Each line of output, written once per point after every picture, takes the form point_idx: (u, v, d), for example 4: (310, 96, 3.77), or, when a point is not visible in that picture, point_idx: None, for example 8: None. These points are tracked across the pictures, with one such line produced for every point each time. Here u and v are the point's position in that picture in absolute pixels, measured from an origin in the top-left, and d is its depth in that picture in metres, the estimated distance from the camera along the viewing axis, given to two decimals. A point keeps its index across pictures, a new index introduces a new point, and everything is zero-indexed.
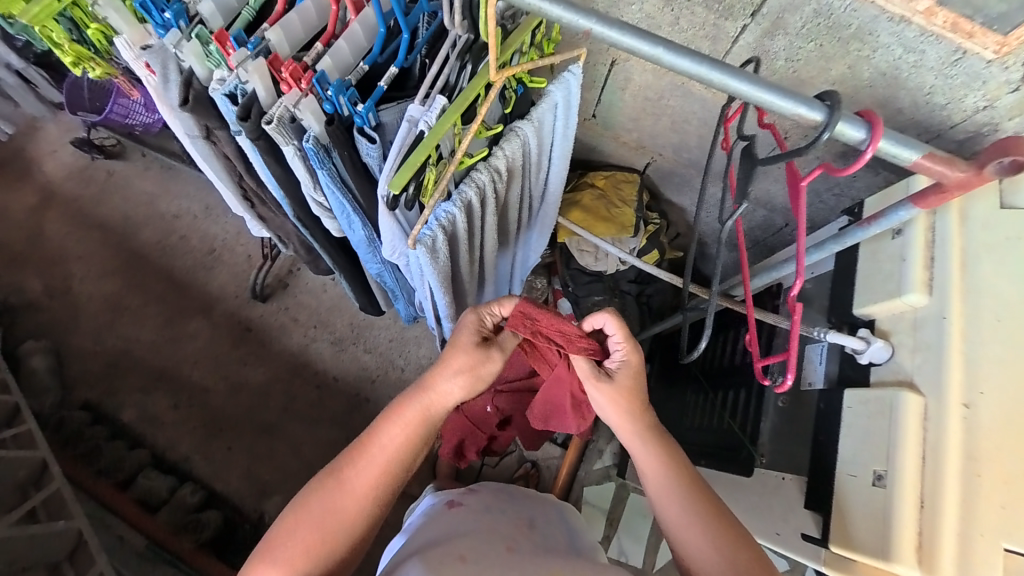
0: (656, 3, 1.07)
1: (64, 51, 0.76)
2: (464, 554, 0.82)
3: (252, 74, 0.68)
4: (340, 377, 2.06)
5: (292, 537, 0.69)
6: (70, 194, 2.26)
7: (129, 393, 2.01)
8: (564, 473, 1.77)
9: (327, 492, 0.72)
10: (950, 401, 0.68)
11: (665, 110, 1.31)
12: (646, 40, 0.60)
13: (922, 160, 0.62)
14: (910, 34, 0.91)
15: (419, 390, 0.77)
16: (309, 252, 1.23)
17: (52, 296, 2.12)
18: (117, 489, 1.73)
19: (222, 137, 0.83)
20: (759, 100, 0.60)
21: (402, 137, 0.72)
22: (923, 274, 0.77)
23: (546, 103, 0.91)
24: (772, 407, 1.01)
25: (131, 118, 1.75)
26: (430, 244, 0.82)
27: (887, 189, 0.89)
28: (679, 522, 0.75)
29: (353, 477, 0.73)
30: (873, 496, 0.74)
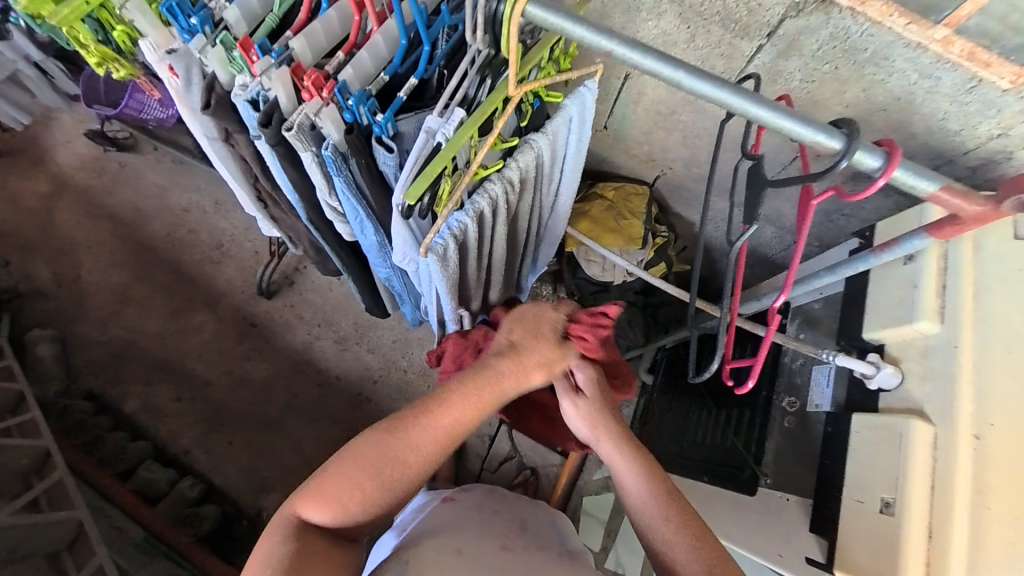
0: (672, 21, 1.07)
1: (90, 52, 0.77)
2: (459, 547, 0.82)
3: (275, 82, 0.70)
4: (342, 375, 2.06)
5: (345, 481, 0.68)
6: (82, 184, 2.28)
7: (132, 383, 2.02)
8: (564, 482, 1.76)
9: (389, 443, 0.70)
10: (960, 431, 0.68)
11: (677, 124, 1.32)
12: (667, 63, 0.61)
13: (938, 193, 0.61)
14: (926, 60, 0.92)
15: (496, 370, 0.77)
16: (318, 253, 1.23)
17: (61, 284, 2.14)
18: (117, 480, 1.74)
19: (241, 140, 0.84)
20: (777, 126, 0.61)
21: (419, 148, 0.73)
22: (934, 302, 0.77)
23: (562, 117, 0.92)
24: (779, 426, 1.02)
25: (146, 112, 1.77)
26: (441, 253, 0.82)
27: (899, 215, 0.91)
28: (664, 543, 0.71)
29: (417, 435, 0.70)
30: (879, 523, 0.74)
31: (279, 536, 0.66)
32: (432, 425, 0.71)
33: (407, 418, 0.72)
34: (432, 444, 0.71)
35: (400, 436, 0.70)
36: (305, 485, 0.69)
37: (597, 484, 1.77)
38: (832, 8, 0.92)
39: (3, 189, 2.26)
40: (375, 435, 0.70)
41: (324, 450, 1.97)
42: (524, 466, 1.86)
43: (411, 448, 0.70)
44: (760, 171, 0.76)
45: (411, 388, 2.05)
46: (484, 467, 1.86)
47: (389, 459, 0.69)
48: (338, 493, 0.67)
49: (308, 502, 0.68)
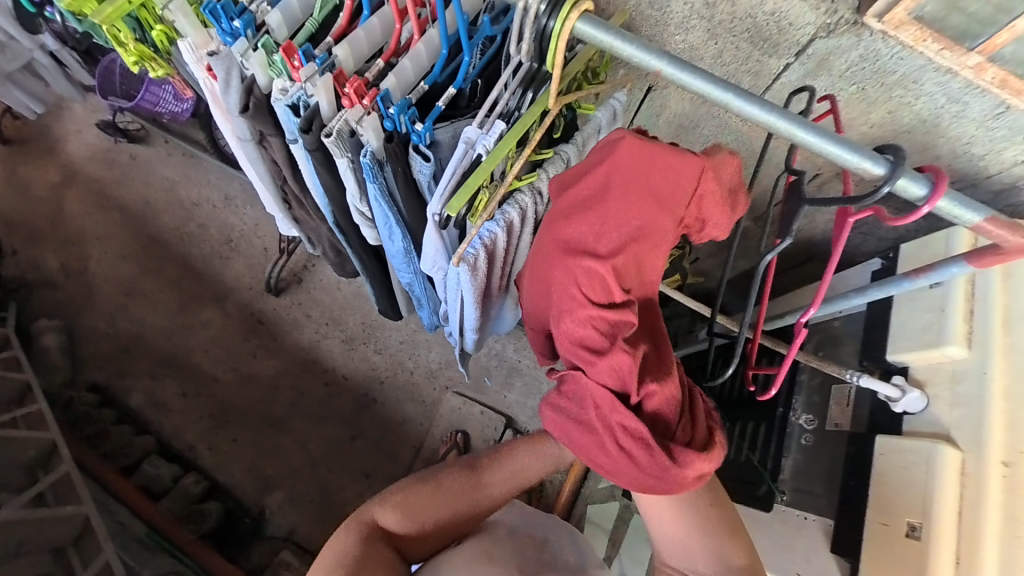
0: (701, 36, 1.07)
1: (128, 50, 0.75)
2: (487, 553, 0.85)
3: (320, 89, 0.70)
4: (349, 376, 2.05)
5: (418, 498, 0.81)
6: (92, 175, 2.27)
7: (138, 377, 2.01)
8: (568, 491, 1.77)
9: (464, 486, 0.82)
10: (991, 458, 0.71)
11: (699, 138, 1.32)
12: (717, 84, 0.61)
13: (983, 224, 0.61)
14: (956, 86, 0.92)
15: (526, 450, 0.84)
16: (338, 255, 1.23)
17: (68, 275, 2.13)
18: (122, 475, 1.73)
19: (274, 143, 0.85)
20: (825, 152, 0.61)
21: (458, 160, 0.74)
22: (964, 327, 0.79)
23: (591, 128, 0.92)
24: (796, 442, 1.02)
25: (161, 106, 1.75)
26: (473, 262, 0.82)
27: (927, 238, 0.93)
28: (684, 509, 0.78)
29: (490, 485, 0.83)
30: (908, 548, 0.75)
31: (355, 535, 0.79)
32: (500, 480, 0.84)
33: (488, 477, 0.84)
34: (499, 497, 0.85)
35: (477, 488, 0.83)
36: (392, 498, 0.81)
37: (602, 493, 1.74)
38: (864, 30, 0.92)
39: (13, 177, 2.26)
40: (453, 475, 0.83)
41: (329, 451, 1.96)
42: None
43: (479, 499, 0.83)
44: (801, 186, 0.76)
45: (417, 390, 2.04)
46: None
47: (464, 500, 0.82)
48: (413, 517, 0.81)
49: (386, 510, 0.81)
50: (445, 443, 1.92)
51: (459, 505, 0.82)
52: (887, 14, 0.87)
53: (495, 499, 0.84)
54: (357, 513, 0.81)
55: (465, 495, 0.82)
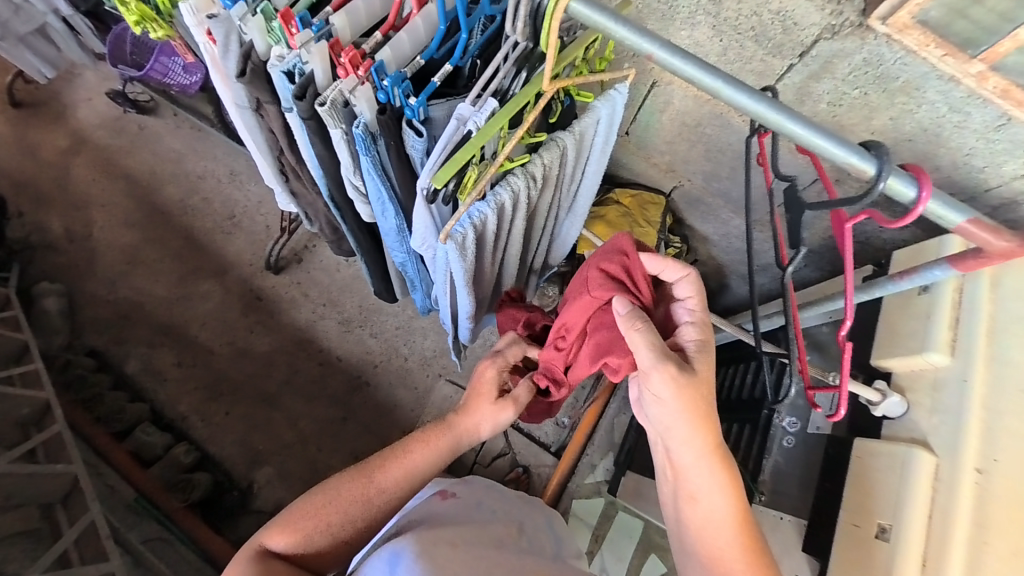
0: (706, 32, 1.06)
1: (129, 9, 0.79)
2: (455, 542, 0.80)
3: (314, 56, 0.71)
4: (344, 357, 2.06)
5: (308, 515, 0.79)
6: (101, 142, 2.29)
7: (134, 344, 2.04)
8: (554, 482, 1.69)
9: (355, 484, 0.82)
10: (965, 465, 0.70)
11: (701, 137, 1.32)
12: (707, 71, 0.61)
13: (967, 225, 0.62)
14: (958, 95, 0.92)
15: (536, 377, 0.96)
16: (334, 232, 1.23)
17: (72, 240, 2.15)
18: (114, 439, 1.75)
19: (270, 111, 0.85)
20: (812, 146, 0.61)
21: (449, 134, 0.74)
22: (948, 335, 0.79)
23: (590, 118, 0.92)
24: (778, 444, 1.01)
25: (170, 77, 1.70)
26: (461, 241, 0.82)
27: (920, 246, 0.92)
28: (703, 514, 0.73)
29: (381, 477, 0.84)
30: (875, 550, 0.75)
31: (242, 560, 0.75)
32: (405, 475, 0.85)
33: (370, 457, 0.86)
34: (394, 492, 0.85)
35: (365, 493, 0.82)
36: (274, 516, 0.80)
37: (588, 488, 1.69)
38: (869, 33, 0.91)
39: (23, 140, 2.28)
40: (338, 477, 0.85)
41: (320, 429, 1.97)
42: (516, 463, 1.82)
43: (360, 509, 0.82)
44: (797, 191, 0.72)
45: (411, 376, 2.03)
46: (478, 462, 1.84)
47: (352, 508, 0.81)
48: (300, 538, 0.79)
49: (273, 531, 0.79)
50: None
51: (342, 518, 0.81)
52: (891, 17, 0.87)
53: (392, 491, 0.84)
54: (245, 543, 0.78)
55: (354, 506, 0.82)
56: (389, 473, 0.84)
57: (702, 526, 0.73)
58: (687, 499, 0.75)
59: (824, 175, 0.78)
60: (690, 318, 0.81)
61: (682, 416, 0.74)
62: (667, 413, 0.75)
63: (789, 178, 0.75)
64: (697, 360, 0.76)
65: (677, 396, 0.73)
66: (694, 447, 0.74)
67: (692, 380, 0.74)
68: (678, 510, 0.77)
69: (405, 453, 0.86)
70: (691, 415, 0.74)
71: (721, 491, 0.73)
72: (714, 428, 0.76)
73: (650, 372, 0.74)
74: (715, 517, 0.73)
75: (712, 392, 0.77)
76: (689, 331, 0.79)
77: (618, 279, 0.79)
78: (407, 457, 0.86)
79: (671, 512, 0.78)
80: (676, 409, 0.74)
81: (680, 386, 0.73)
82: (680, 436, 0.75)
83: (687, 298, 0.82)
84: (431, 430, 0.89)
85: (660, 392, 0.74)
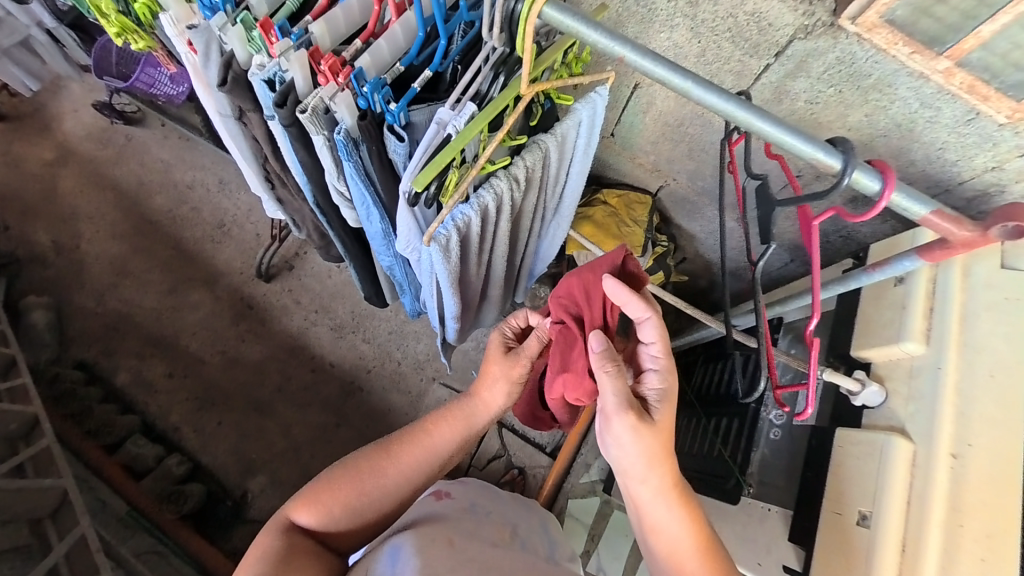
0: (685, 33, 1.08)
1: (110, 21, 0.80)
2: (451, 539, 0.81)
3: (293, 63, 0.72)
4: (336, 363, 2.06)
5: (332, 491, 0.80)
6: (87, 154, 2.28)
7: (124, 356, 2.02)
8: (550, 482, 1.72)
9: (376, 463, 0.82)
10: (939, 449, 0.72)
11: (684, 136, 1.34)
12: (677, 72, 0.62)
13: (930, 216, 0.65)
14: (929, 91, 0.94)
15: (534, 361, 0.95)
16: (322, 238, 1.23)
17: (59, 252, 2.14)
18: (105, 453, 1.73)
19: (254, 119, 0.86)
20: (781, 143, 0.63)
21: (430, 138, 0.76)
22: (922, 323, 0.81)
23: (571, 120, 0.93)
24: (765, 437, 1.03)
25: (156, 87, 1.70)
26: (444, 243, 0.83)
27: (893, 239, 0.94)
28: (668, 548, 0.75)
29: (402, 453, 0.83)
30: (857, 536, 0.76)
31: (270, 531, 0.77)
32: (428, 454, 0.85)
33: (392, 435, 0.86)
34: (411, 476, 0.83)
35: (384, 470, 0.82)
36: (302, 491, 0.81)
37: (583, 488, 1.70)
38: (840, 33, 0.93)
39: (8, 153, 2.26)
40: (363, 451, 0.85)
41: (314, 436, 1.96)
42: (511, 465, 1.83)
43: (381, 486, 0.81)
44: (767, 189, 0.75)
45: (404, 380, 2.03)
46: (473, 464, 1.85)
47: (370, 485, 0.81)
48: (320, 512, 0.79)
49: (299, 507, 0.79)
50: None
51: (365, 493, 0.81)
52: (860, 16, 0.89)
53: (408, 472, 0.83)
54: (272, 519, 0.79)
55: (372, 485, 0.81)
56: (410, 450, 0.84)
57: (668, 558, 0.75)
58: (649, 531, 0.77)
59: (791, 178, 0.84)
60: (655, 363, 0.79)
61: (645, 458, 0.74)
62: (627, 453, 0.75)
63: (760, 177, 0.77)
64: (660, 407, 0.77)
65: (639, 438, 0.74)
66: (656, 485, 0.75)
67: (653, 423, 0.75)
68: (647, 542, 0.78)
69: (426, 432, 0.85)
70: (655, 454, 0.74)
71: (680, 524, 0.74)
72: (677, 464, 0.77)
73: (613, 416, 0.74)
74: (677, 550, 0.74)
75: (673, 433, 0.78)
76: (653, 379, 0.79)
77: (578, 299, 0.81)
78: (430, 437, 0.85)
79: (642, 543, 0.80)
80: (636, 455, 0.74)
81: (641, 433, 0.74)
82: (641, 477, 0.75)
83: (653, 342, 0.79)
84: (450, 406, 0.89)
85: (621, 434, 0.74)
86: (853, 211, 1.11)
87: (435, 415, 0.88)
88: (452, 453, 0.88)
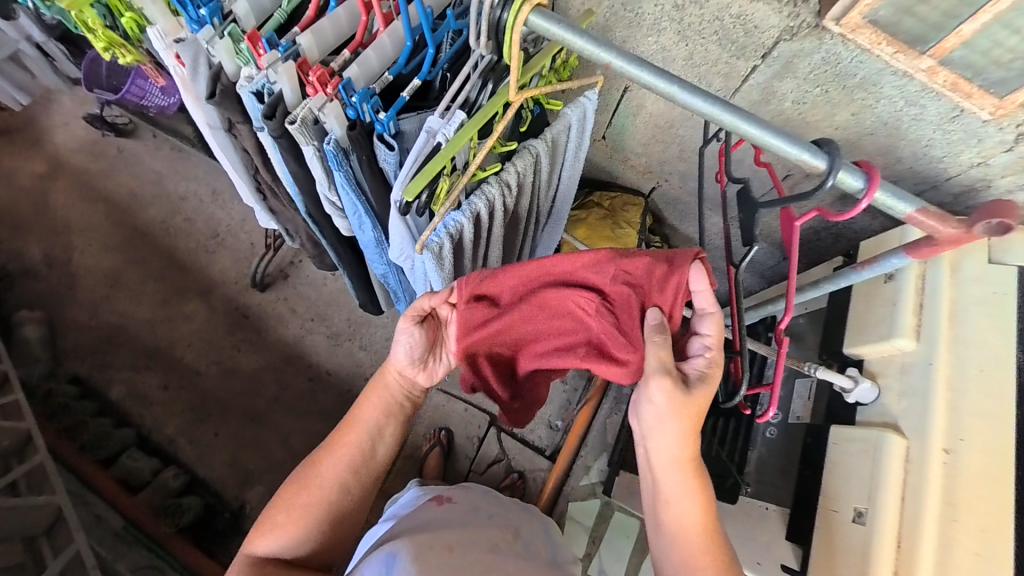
0: (672, 37, 1.09)
1: (97, 36, 0.79)
2: (451, 545, 0.80)
3: (282, 75, 0.73)
4: (333, 371, 2.05)
5: (280, 508, 0.80)
6: (78, 167, 2.27)
7: (119, 369, 2.00)
8: (550, 485, 1.70)
9: (310, 464, 0.82)
10: (933, 445, 0.73)
11: (674, 138, 1.34)
12: (663, 77, 0.63)
13: (915, 214, 0.66)
14: (914, 89, 0.95)
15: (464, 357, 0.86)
16: (316, 247, 1.23)
17: (52, 266, 2.12)
18: (100, 467, 1.71)
19: (243, 130, 0.86)
20: (766, 145, 0.63)
21: (420, 147, 0.76)
22: (913, 320, 0.81)
23: (561, 124, 0.93)
24: (761, 436, 1.04)
25: (147, 99, 1.69)
26: (437, 250, 0.82)
27: (882, 237, 0.95)
28: (676, 519, 0.75)
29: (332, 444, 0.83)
30: (854, 533, 0.77)
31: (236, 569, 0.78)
32: (357, 434, 0.83)
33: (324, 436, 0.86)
34: (346, 461, 0.82)
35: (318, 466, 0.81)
36: (257, 523, 0.81)
37: (583, 491, 1.69)
38: (825, 34, 0.94)
39: None
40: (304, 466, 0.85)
41: (312, 445, 1.95)
42: (511, 469, 1.82)
43: (322, 484, 0.81)
44: (749, 192, 0.76)
45: None
46: (473, 468, 1.84)
47: (309, 485, 0.81)
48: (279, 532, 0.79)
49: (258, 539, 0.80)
50: (428, 440, 1.83)
51: (311, 498, 0.80)
52: (844, 17, 0.90)
53: (341, 460, 0.82)
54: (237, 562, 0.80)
55: (313, 486, 0.80)
56: (339, 438, 0.83)
57: (673, 531, 0.75)
58: (661, 502, 0.77)
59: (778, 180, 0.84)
60: (706, 352, 0.77)
61: (672, 424, 0.75)
62: (657, 415, 0.75)
63: (741, 181, 0.79)
64: (700, 384, 0.75)
65: (668, 402, 0.74)
66: (672, 452, 0.76)
67: (687, 392, 0.74)
68: (655, 513, 0.77)
69: (349, 419, 0.85)
70: (679, 421, 0.74)
71: (691, 496, 0.75)
72: (696, 436, 0.77)
73: (651, 378, 0.74)
74: (686, 523, 0.74)
75: (706, 413, 0.77)
76: (700, 361, 0.77)
77: (643, 276, 0.74)
78: (353, 421, 0.84)
79: (650, 516, 0.79)
80: (666, 420, 0.75)
81: (674, 402, 0.74)
82: (663, 443, 0.76)
83: (708, 334, 0.77)
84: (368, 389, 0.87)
85: (653, 395, 0.74)
86: (841, 209, 1.12)
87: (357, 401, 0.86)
88: (381, 428, 0.85)
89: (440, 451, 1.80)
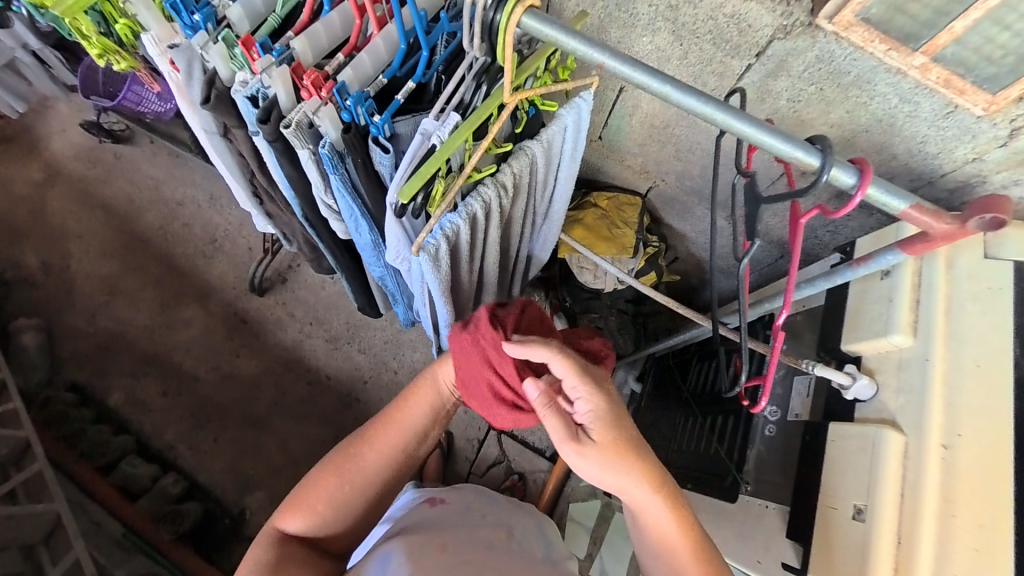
0: (666, 37, 1.09)
1: (91, 43, 0.77)
2: (443, 544, 0.80)
3: (276, 80, 0.72)
4: (332, 375, 2.04)
5: (314, 493, 0.80)
6: (75, 173, 2.27)
7: (117, 375, 2.00)
8: (551, 487, 1.71)
9: (351, 453, 0.82)
10: (930, 440, 0.72)
11: (670, 138, 1.35)
12: (656, 77, 0.63)
13: (909, 211, 0.66)
14: (906, 86, 0.95)
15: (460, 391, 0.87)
16: (313, 250, 1.23)
17: (49, 273, 2.12)
18: (99, 475, 1.71)
19: (238, 135, 0.86)
20: (759, 142, 0.63)
21: (414, 149, 0.76)
22: (909, 316, 0.81)
23: (557, 125, 0.93)
24: (761, 434, 1.03)
25: (143, 105, 1.69)
26: (433, 252, 0.82)
27: (880, 231, 0.95)
28: (661, 542, 0.76)
29: (376, 437, 0.83)
30: (853, 530, 0.77)
31: (262, 543, 0.78)
32: (401, 429, 0.84)
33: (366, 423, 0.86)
34: (389, 455, 0.83)
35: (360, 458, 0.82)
36: (286, 499, 0.81)
37: (583, 491, 1.71)
38: (818, 32, 0.94)
39: None
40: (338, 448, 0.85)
41: (312, 449, 1.95)
42: (512, 471, 1.82)
43: (363, 471, 0.82)
44: (755, 187, 0.76)
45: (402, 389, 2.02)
46: (473, 470, 1.83)
47: (351, 474, 0.81)
48: (313, 513, 0.80)
49: (286, 516, 0.80)
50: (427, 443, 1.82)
51: (348, 484, 0.81)
52: (836, 16, 0.90)
53: (383, 454, 0.82)
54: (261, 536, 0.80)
55: (352, 475, 0.81)
56: (384, 432, 0.83)
57: (661, 554, 0.77)
58: (643, 533, 0.78)
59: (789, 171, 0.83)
60: (581, 390, 0.77)
61: (605, 478, 0.75)
62: (592, 473, 0.75)
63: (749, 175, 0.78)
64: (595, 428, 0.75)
65: (584, 460, 0.74)
66: (629, 492, 0.75)
67: (592, 442, 0.74)
68: (640, 542, 0.80)
69: (396, 412, 0.84)
70: (611, 469, 0.74)
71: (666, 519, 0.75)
72: (647, 467, 0.75)
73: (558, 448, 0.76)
74: (668, 545, 0.76)
75: (628, 442, 0.75)
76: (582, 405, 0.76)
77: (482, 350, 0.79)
78: (402, 415, 0.84)
79: (635, 538, 0.81)
80: (601, 474, 0.74)
81: (591, 455, 0.74)
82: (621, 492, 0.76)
83: (564, 376, 0.77)
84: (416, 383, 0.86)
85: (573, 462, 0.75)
86: (837, 207, 1.13)
87: (403, 396, 0.85)
88: (427, 427, 0.86)
89: (440, 453, 1.78)
